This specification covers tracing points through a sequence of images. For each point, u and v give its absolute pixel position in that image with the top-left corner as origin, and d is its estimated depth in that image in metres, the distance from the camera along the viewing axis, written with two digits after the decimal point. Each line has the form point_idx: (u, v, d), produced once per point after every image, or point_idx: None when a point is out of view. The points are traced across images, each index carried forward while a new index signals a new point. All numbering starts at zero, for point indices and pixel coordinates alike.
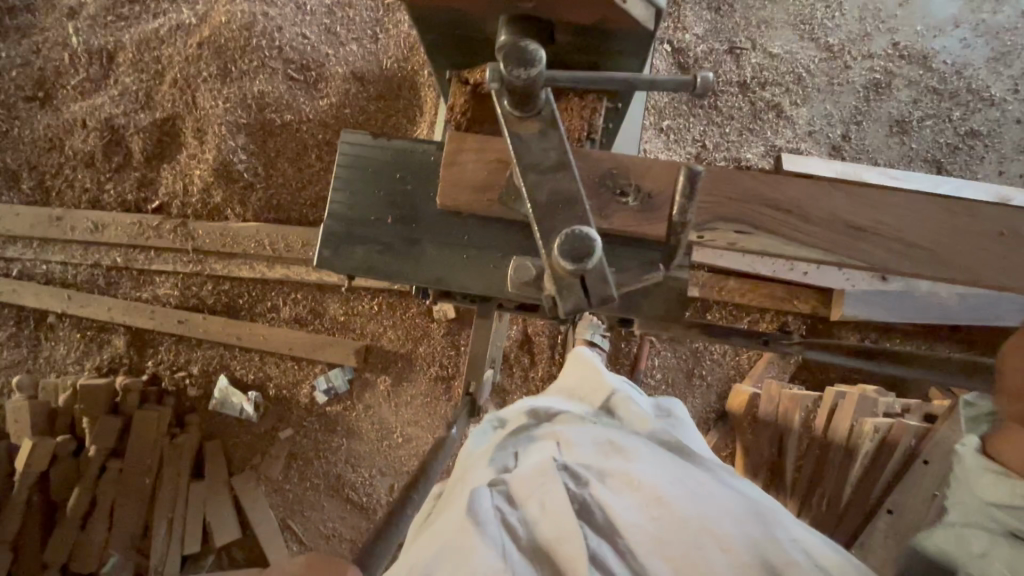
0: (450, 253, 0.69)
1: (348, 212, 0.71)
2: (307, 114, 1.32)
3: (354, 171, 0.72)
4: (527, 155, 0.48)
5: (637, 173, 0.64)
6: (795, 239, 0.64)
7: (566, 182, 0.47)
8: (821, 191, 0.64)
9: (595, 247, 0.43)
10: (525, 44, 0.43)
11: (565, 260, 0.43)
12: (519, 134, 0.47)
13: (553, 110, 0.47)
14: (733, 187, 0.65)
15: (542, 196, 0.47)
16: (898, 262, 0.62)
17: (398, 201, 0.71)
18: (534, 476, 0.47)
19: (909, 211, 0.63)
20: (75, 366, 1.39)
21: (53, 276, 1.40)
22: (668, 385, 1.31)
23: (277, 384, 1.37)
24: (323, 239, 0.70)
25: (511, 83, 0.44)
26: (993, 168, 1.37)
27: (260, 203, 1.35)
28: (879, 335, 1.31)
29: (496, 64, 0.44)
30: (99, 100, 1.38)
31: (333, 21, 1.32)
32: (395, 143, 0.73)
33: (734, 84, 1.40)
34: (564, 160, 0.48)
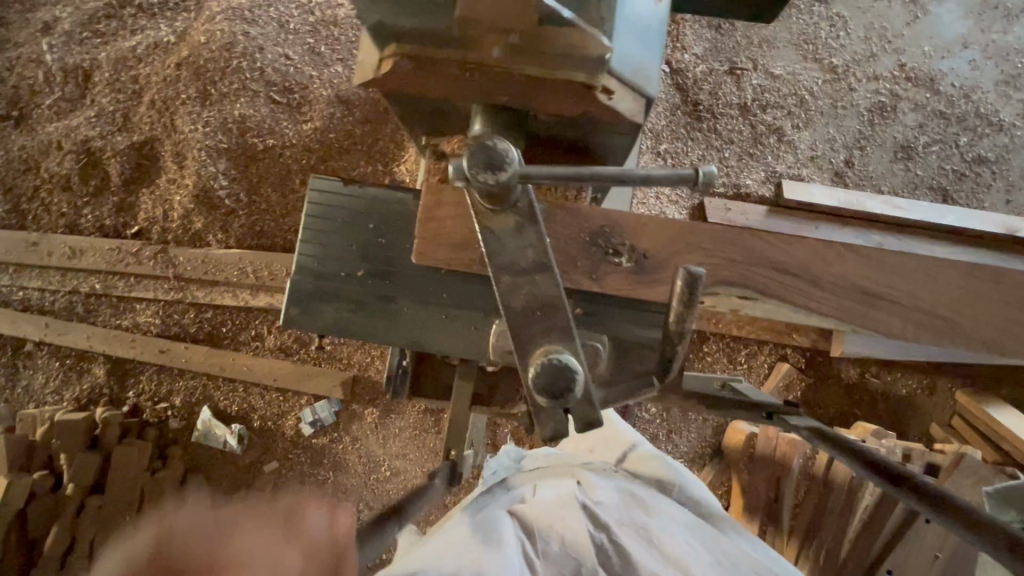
0: (427, 311, 0.66)
1: (318, 267, 0.67)
2: (291, 138, 1.27)
3: (323, 221, 0.69)
4: (503, 254, 0.48)
5: (635, 236, 0.67)
6: (801, 305, 0.66)
7: (543, 286, 0.47)
8: (833, 255, 0.66)
9: (576, 379, 0.43)
10: (491, 148, 0.43)
11: (542, 393, 0.43)
12: (495, 230, 0.48)
13: (530, 202, 0.47)
14: (733, 247, 0.67)
15: (518, 302, 0.47)
16: (915, 330, 0.65)
17: (371, 255, 0.68)
18: (559, 510, 0.55)
19: (922, 279, 0.66)
20: (53, 396, 1.35)
21: (30, 302, 1.36)
22: (663, 419, 1.28)
23: (262, 415, 1.34)
24: (291, 296, 0.67)
25: (480, 187, 0.44)
26: (1001, 196, 1.33)
27: (242, 230, 1.30)
28: (879, 369, 1.27)
29: (461, 164, 0.43)
30: (75, 121, 1.33)
31: (317, 41, 1.26)
32: (367, 191, 0.69)
33: (734, 106, 1.35)
34: (543, 259, 0.48)
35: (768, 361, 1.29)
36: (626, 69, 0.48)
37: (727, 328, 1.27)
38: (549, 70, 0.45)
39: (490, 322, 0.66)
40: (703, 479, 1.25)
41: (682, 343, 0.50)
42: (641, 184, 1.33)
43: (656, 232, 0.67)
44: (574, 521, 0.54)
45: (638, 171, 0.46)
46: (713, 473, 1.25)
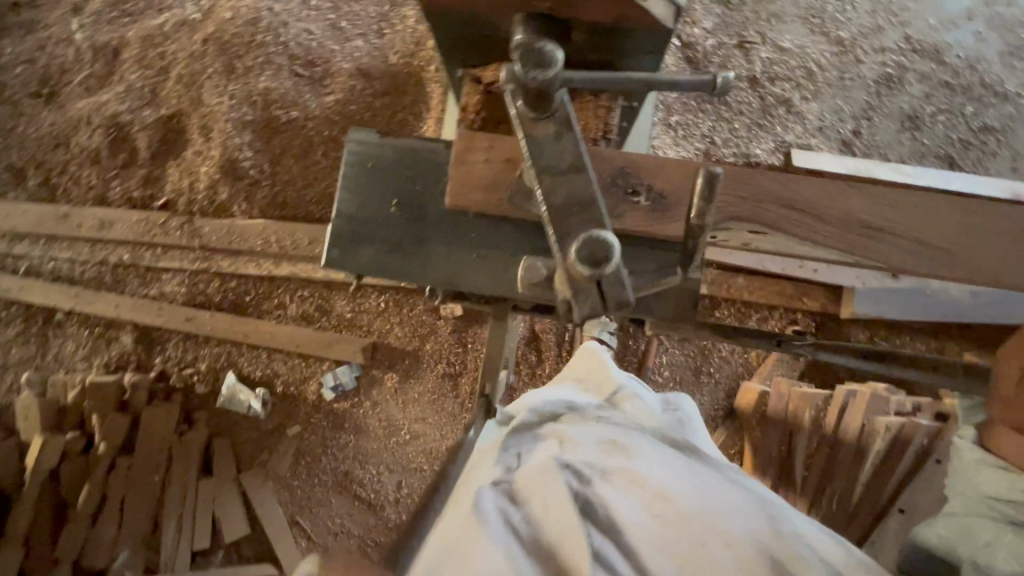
0: (460, 253, 0.69)
1: (355, 213, 0.70)
2: (313, 110, 1.31)
3: (358, 170, 0.71)
4: (541, 158, 0.51)
5: (653, 175, 0.66)
6: (807, 238, 0.66)
7: (580, 184, 0.50)
8: (835, 192, 0.66)
9: (612, 256, 0.47)
10: (543, 50, 0.46)
11: (581, 265, 0.47)
12: (536, 136, 0.51)
13: (567, 111, 0.50)
14: (746, 188, 0.66)
15: (558, 199, 0.50)
16: (916, 263, 0.64)
17: (407, 200, 0.70)
18: (535, 472, 0.48)
19: (928, 212, 0.65)
20: (83, 363, 1.39)
21: (60, 273, 1.40)
22: (676, 382, 1.31)
23: (284, 381, 1.37)
24: (332, 240, 0.70)
25: (528, 85, 0.47)
26: (1007, 164, 1.36)
27: (266, 200, 1.34)
28: (888, 332, 1.30)
29: (515, 66, 0.47)
30: (105, 97, 1.38)
31: (338, 16, 1.30)
32: (401, 143, 0.72)
33: (743, 79, 1.39)
34: (579, 162, 0.51)
35: (780, 325, 1.31)
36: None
37: (739, 293, 1.30)
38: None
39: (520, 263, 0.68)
40: (716, 440, 1.27)
41: (702, 236, 0.56)
42: (653, 154, 1.37)
43: (672, 170, 0.66)
44: (551, 487, 0.47)
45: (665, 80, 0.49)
46: (725, 433, 1.27)
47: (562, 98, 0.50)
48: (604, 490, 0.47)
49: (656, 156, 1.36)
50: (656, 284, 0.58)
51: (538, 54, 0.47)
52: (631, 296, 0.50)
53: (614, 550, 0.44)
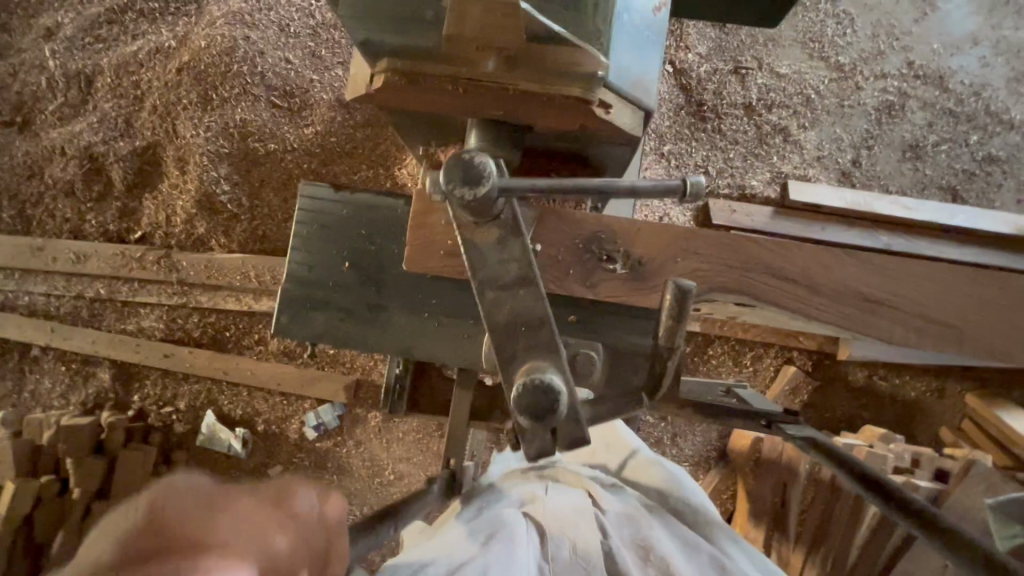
0: (415, 321, 0.66)
1: (308, 274, 0.68)
2: (292, 142, 1.27)
3: (312, 229, 0.69)
4: (484, 268, 0.45)
5: (629, 241, 0.64)
6: (801, 312, 0.63)
7: (526, 300, 0.44)
8: (832, 260, 0.63)
9: (559, 402, 0.40)
10: (467, 156, 0.42)
11: (523, 416, 0.40)
12: (474, 242, 0.45)
13: (513, 216, 0.45)
14: (733, 255, 0.64)
15: (501, 317, 0.44)
16: (919, 338, 0.62)
17: (360, 263, 0.68)
18: (571, 514, 0.50)
19: (933, 284, 0.62)
20: (60, 400, 1.36)
21: (36, 308, 1.37)
22: (667, 422, 1.27)
23: (266, 419, 1.34)
24: (281, 303, 0.67)
25: (455, 200, 0.43)
26: (1012, 195, 1.31)
27: (245, 235, 1.30)
28: (886, 372, 1.26)
29: (440, 177, 0.43)
30: (78, 127, 1.33)
31: (317, 44, 1.25)
32: (358, 198, 0.69)
33: (738, 106, 1.34)
34: (525, 272, 0.45)
35: (772, 364, 1.28)
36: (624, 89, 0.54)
37: (732, 331, 1.26)
38: (547, 84, 0.50)
39: (481, 331, 0.65)
40: (708, 483, 1.24)
41: (671, 358, 0.46)
42: (644, 185, 1.32)
43: (651, 237, 0.64)
44: (582, 524, 0.49)
45: (618, 183, 0.46)
46: (717, 476, 1.24)
47: (505, 205, 0.44)
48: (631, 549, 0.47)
49: None
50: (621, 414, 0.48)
51: (467, 166, 0.43)
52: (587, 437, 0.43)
53: None
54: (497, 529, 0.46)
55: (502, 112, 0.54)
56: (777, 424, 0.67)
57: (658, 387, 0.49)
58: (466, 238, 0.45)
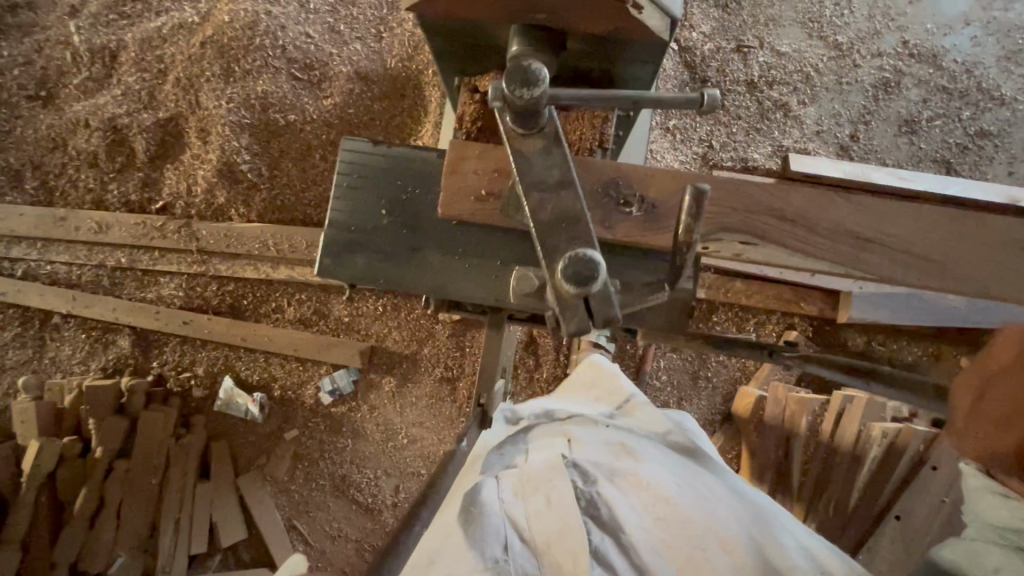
0: (452, 263, 0.69)
1: (349, 220, 0.70)
2: (312, 114, 1.31)
3: (351, 178, 0.71)
4: (530, 173, 0.51)
5: (644, 185, 0.64)
6: (800, 250, 0.66)
7: (567, 201, 0.51)
8: (826, 202, 0.66)
9: (598, 271, 0.48)
10: (528, 67, 0.45)
11: (571, 285, 0.48)
12: (523, 151, 0.51)
13: (556, 126, 0.51)
14: (741, 197, 0.67)
15: (544, 215, 0.51)
16: (905, 272, 0.65)
17: (398, 209, 0.70)
18: (552, 468, 0.52)
19: (920, 224, 0.65)
20: (80, 366, 1.39)
21: (57, 276, 1.40)
22: (673, 386, 1.31)
23: (282, 385, 1.37)
24: (324, 248, 0.70)
25: (515, 102, 0.47)
26: (1003, 168, 1.36)
27: (264, 204, 1.34)
28: (884, 337, 1.30)
29: (502, 83, 0.46)
30: (102, 100, 1.37)
31: (336, 20, 1.30)
32: (395, 150, 0.72)
33: (741, 82, 1.39)
34: (566, 177, 0.52)
35: (775, 329, 1.32)
36: None
37: (737, 297, 1.30)
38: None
39: (510, 271, 0.68)
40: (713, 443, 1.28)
41: (689, 252, 0.53)
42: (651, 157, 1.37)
43: (665, 179, 0.65)
44: (560, 483, 0.50)
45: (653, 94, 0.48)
46: (723, 436, 1.28)
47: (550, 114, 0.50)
48: (610, 492, 0.50)
49: (655, 160, 1.36)
50: (645, 301, 0.55)
51: (524, 73, 0.47)
52: (619, 314, 0.50)
53: (610, 543, 0.47)
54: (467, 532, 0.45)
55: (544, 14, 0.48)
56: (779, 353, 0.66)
57: (678, 277, 0.55)
58: (514, 147, 0.52)
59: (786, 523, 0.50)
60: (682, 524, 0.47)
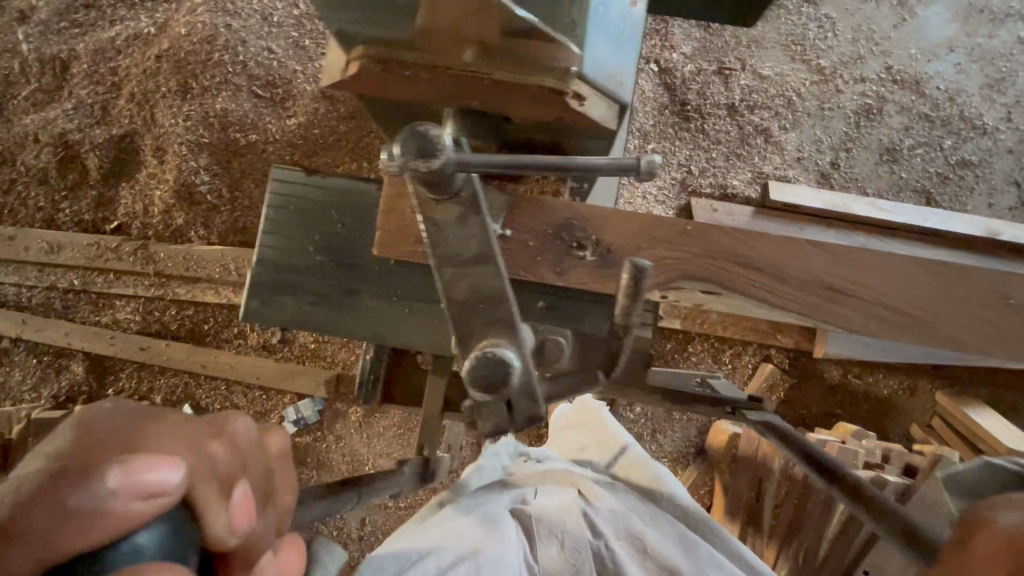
0: (389, 305, 0.70)
1: (279, 257, 0.71)
2: (274, 133, 1.25)
3: (282, 212, 0.71)
4: (445, 245, 0.46)
5: (602, 229, 0.69)
6: (769, 299, 0.68)
7: (487, 278, 0.45)
8: (797, 250, 0.68)
9: (511, 373, 0.41)
10: (421, 134, 0.41)
11: (479, 390, 0.41)
12: (436, 220, 0.46)
13: (473, 192, 0.45)
14: (700, 246, 0.69)
15: (459, 292, 0.45)
16: (877, 325, 0.67)
17: (334, 249, 0.71)
18: (563, 517, 0.66)
19: (891, 275, 0.67)
20: (31, 393, 1.33)
21: (7, 298, 1.34)
22: (647, 419, 1.28)
23: (244, 414, 1.32)
24: (255, 285, 0.71)
25: (414, 173, 0.42)
26: (983, 199, 1.34)
27: (225, 226, 1.28)
28: (860, 370, 1.28)
29: (394, 151, 0.42)
30: (53, 113, 1.30)
31: (301, 35, 1.24)
32: (327, 182, 0.72)
33: (721, 106, 1.35)
34: (485, 250, 0.45)
35: (750, 361, 1.30)
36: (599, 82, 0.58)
37: (712, 329, 1.27)
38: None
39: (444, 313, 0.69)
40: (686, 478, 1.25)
41: (629, 335, 0.45)
42: (628, 183, 1.34)
43: (623, 227, 0.70)
44: (573, 529, 0.65)
45: (582, 159, 0.45)
46: (695, 471, 1.25)
47: (466, 180, 0.45)
48: (616, 546, 0.63)
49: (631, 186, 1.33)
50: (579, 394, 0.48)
51: (422, 141, 0.41)
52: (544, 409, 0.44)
53: None
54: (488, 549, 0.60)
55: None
56: (739, 411, 0.74)
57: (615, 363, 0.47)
58: (428, 216, 0.46)
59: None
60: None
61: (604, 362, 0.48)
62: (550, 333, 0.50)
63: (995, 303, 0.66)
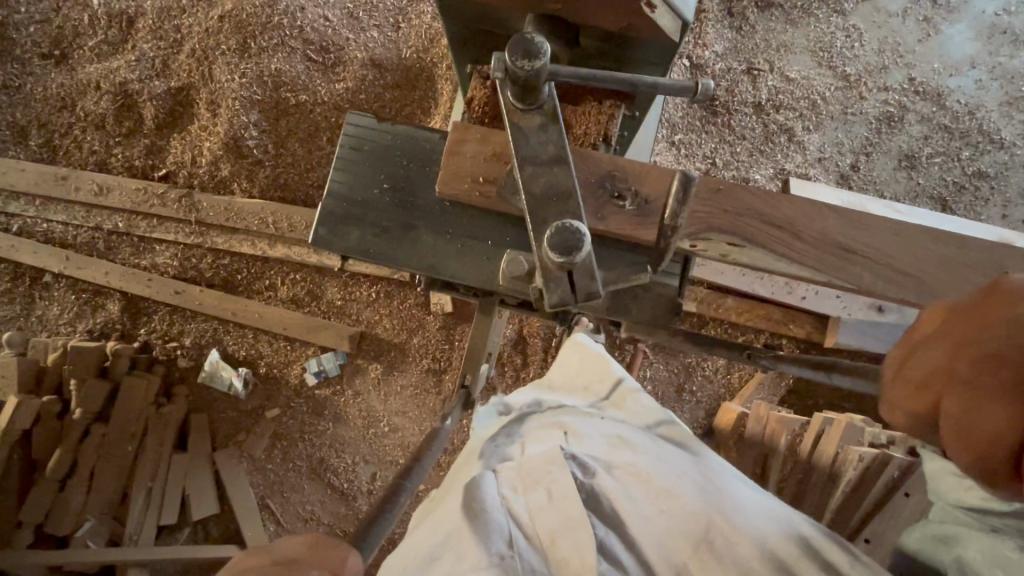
0: (443, 242, 0.70)
1: (347, 194, 0.71)
2: (322, 96, 1.32)
3: (353, 152, 0.73)
4: (525, 148, 0.52)
5: (638, 180, 0.66)
6: (784, 255, 0.66)
7: (562, 175, 0.52)
8: (813, 211, 0.66)
9: (583, 241, 0.48)
10: (531, 38, 0.45)
11: (557, 255, 0.48)
12: (521, 125, 0.52)
13: (554, 104, 0.52)
14: (732, 201, 0.66)
15: (538, 187, 0.51)
16: (886, 285, 0.65)
17: (396, 185, 0.72)
18: (546, 464, 0.59)
19: (904, 240, 0.65)
20: (67, 327, 1.38)
21: (52, 235, 1.40)
22: (657, 397, 1.32)
23: (268, 363, 1.37)
24: (319, 218, 0.71)
25: (516, 74, 0.47)
26: (997, 211, 1.38)
27: (267, 181, 1.34)
28: (870, 365, 1.31)
29: (504, 54, 0.46)
30: (115, 64, 1.38)
31: (356, 6, 1.32)
32: (398, 129, 0.73)
33: (749, 104, 1.41)
34: (561, 154, 0.52)
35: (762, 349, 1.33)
36: None
37: (728, 314, 1.31)
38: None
39: (500, 255, 0.69)
40: None
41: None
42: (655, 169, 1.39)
43: (659, 177, 0.66)
44: (560, 477, 0.57)
45: (648, 78, 0.49)
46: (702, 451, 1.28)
47: (550, 91, 0.51)
48: (608, 483, 0.57)
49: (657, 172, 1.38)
50: (628, 280, 0.65)
51: (527, 45, 0.47)
52: (602, 290, 0.51)
53: (614, 539, 0.52)
54: (470, 514, 0.54)
55: (559, 6, 0.50)
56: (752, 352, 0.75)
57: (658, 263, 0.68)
58: (512, 122, 0.52)
59: (788, 520, 0.53)
60: (686, 513, 0.52)
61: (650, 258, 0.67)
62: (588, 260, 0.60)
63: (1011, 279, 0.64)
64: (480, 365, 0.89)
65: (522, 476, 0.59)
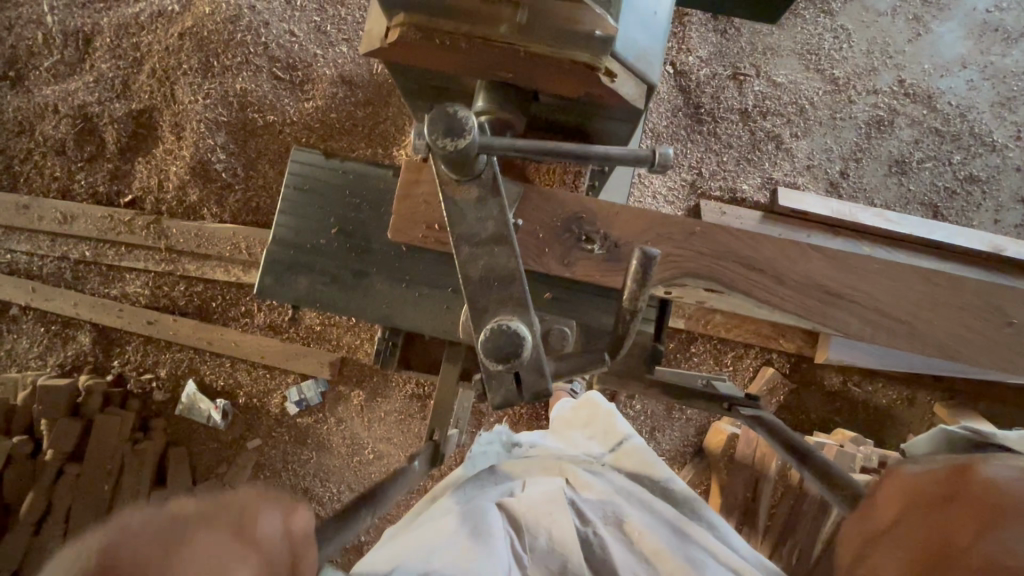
0: (400, 289, 0.67)
1: (295, 238, 0.69)
2: (292, 116, 1.27)
3: (301, 193, 0.70)
4: (462, 225, 0.49)
5: (608, 223, 0.63)
6: (764, 300, 0.63)
7: (500, 259, 0.48)
8: (798, 252, 0.63)
9: (519, 356, 0.44)
10: (451, 117, 0.42)
11: (495, 361, 0.44)
12: (457, 199, 0.49)
13: (494, 173, 0.48)
14: (705, 243, 0.64)
15: (475, 271, 0.47)
16: (875, 331, 0.62)
17: (347, 228, 0.69)
18: (548, 505, 0.57)
19: (889, 280, 0.62)
20: (37, 361, 1.34)
21: (17, 266, 1.35)
22: (647, 416, 1.29)
23: (247, 392, 1.34)
24: (266, 266, 0.68)
25: (440, 153, 0.44)
26: (989, 217, 1.35)
27: (238, 205, 1.29)
28: (861, 379, 1.29)
29: (424, 132, 0.43)
30: (73, 86, 1.31)
31: (323, 19, 1.26)
32: (348, 165, 0.70)
33: (734, 111, 1.36)
34: (501, 233, 0.49)
35: (751, 364, 1.30)
36: (630, 59, 0.53)
37: (716, 331, 1.28)
38: (558, 45, 0.49)
39: (460, 303, 0.66)
40: (683, 477, 1.26)
41: (634, 321, 0.46)
42: (638, 183, 1.36)
43: (630, 219, 0.64)
44: (563, 520, 0.55)
45: (598, 148, 0.46)
46: (692, 471, 1.26)
47: (486, 161, 0.48)
48: (607, 535, 0.55)
49: (641, 185, 1.34)
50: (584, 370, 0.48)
51: (450, 121, 0.43)
52: (550, 386, 0.47)
53: None
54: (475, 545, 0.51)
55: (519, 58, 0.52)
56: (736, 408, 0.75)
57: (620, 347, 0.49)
58: (447, 194, 0.49)
59: None
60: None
61: (608, 344, 0.49)
62: (555, 321, 0.53)
63: (1004, 320, 0.62)
64: (450, 426, 0.92)
65: (522, 513, 0.56)
